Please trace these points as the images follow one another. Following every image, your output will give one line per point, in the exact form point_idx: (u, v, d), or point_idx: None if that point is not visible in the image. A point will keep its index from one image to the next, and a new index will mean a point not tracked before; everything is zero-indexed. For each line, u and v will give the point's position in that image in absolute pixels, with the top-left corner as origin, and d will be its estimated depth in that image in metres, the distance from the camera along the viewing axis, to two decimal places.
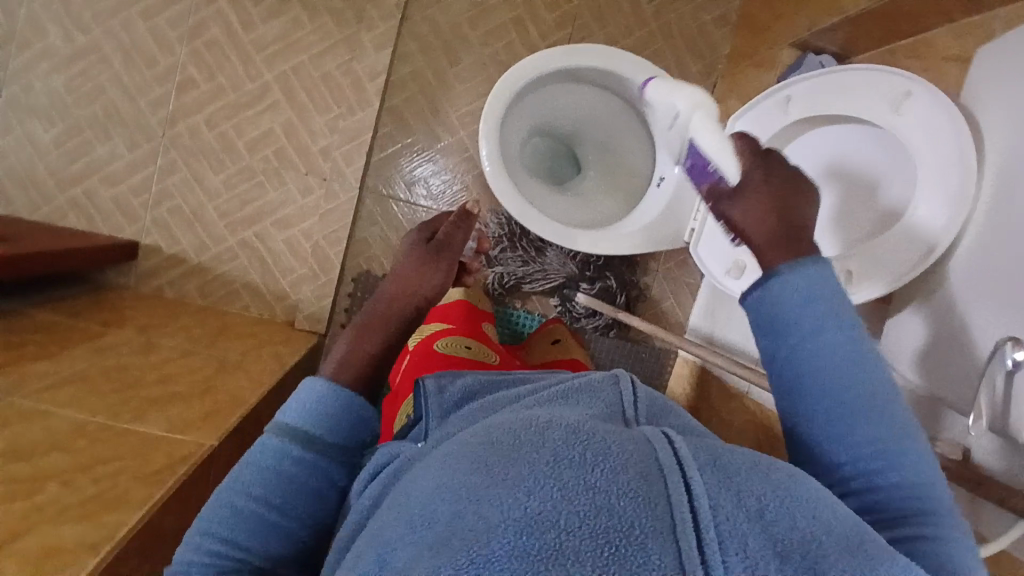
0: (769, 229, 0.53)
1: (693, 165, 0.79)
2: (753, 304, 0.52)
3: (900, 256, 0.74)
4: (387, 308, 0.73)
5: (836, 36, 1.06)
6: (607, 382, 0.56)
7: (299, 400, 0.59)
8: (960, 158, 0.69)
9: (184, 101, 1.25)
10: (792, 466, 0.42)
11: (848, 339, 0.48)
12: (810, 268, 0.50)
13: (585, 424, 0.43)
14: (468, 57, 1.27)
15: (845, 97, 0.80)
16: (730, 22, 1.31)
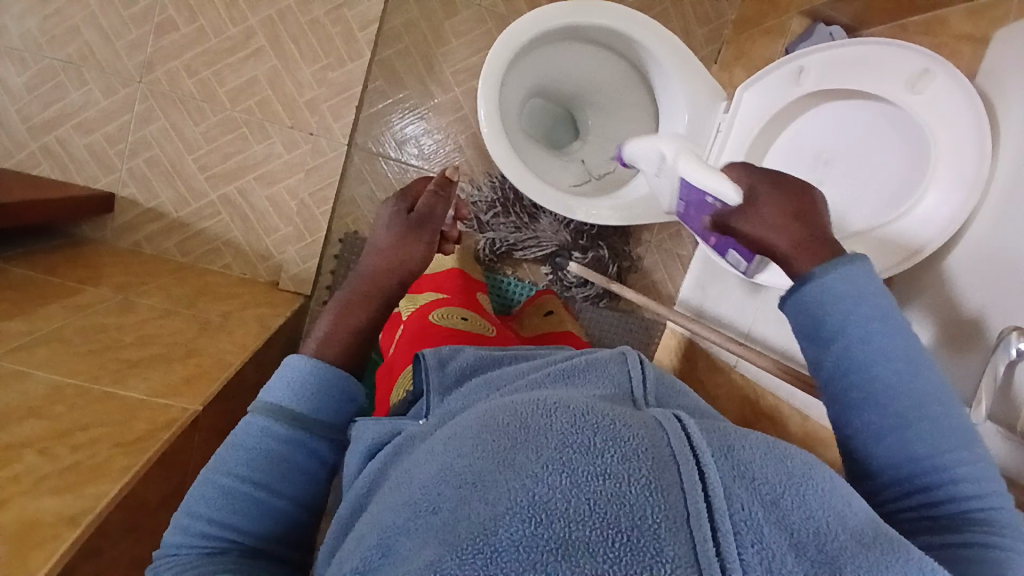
0: (794, 232, 0.52)
1: (685, 202, 0.76)
2: (791, 308, 0.50)
3: (903, 241, 0.73)
4: (372, 280, 0.69)
5: (848, 7, 1.03)
6: (614, 359, 0.55)
7: (283, 380, 0.57)
8: (978, 147, 0.68)
9: (163, 45, 1.18)
10: (808, 452, 0.42)
11: (898, 338, 0.46)
12: (848, 270, 0.48)
13: (594, 405, 0.42)
14: (466, 9, 1.21)
15: (862, 72, 0.77)
16: None
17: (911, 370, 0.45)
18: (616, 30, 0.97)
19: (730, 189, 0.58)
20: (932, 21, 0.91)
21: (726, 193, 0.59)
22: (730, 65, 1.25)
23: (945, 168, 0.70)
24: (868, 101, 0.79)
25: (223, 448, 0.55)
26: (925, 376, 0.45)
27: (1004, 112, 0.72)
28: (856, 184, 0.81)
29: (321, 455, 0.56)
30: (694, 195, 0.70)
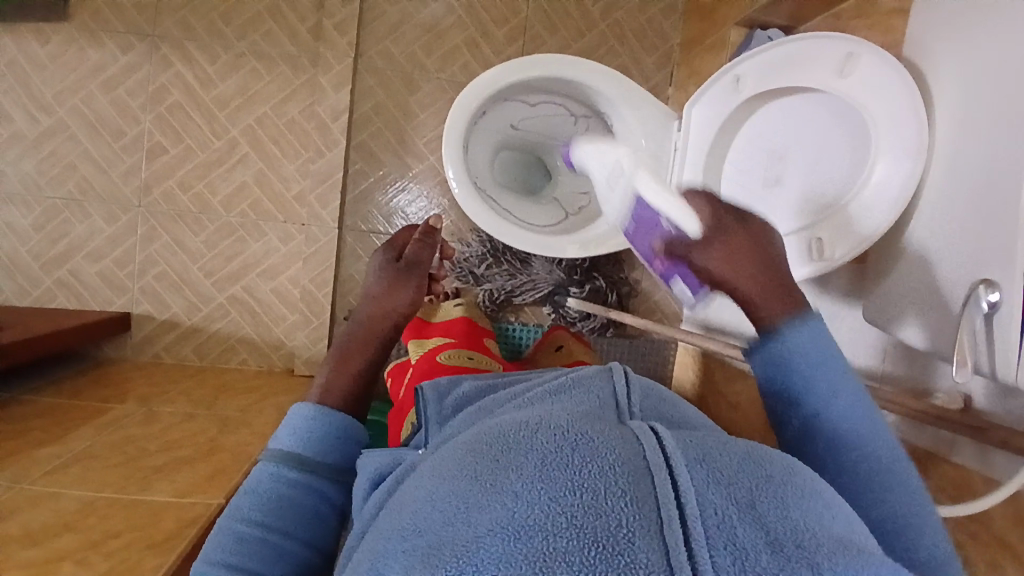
0: (751, 276, 0.52)
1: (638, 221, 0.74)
2: (760, 365, 0.50)
3: (888, 187, 0.71)
4: (366, 328, 0.71)
5: (780, 10, 1.08)
6: (601, 375, 0.56)
7: (289, 428, 0.61)
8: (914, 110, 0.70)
9: (156, 168, 1.27)
10: (788, 456, 0.42)
11: (858, 399, 0.47)
12: (804, 329, 0.49)
13: (574, 423, 0.43)
14: (426, 82, 1.29)
15: (794, 70, 0.81)
16: (678, 10, 1.33)
17: (873, 429, 0.46)
18: (564, 78, 1.03)
19: (691, 217, 0.55)
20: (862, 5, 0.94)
21: (678, 223, 0.58)
22: (685, 85, 1.31)
23: (889, 141, 0.72)
24: (803, 94, 0.82)
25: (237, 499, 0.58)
26: (888, 442, 0.46)
27: (935, 69, 0.72)
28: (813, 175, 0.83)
29: (329, 497, 0.59)
30: (648, 212, 0.68)
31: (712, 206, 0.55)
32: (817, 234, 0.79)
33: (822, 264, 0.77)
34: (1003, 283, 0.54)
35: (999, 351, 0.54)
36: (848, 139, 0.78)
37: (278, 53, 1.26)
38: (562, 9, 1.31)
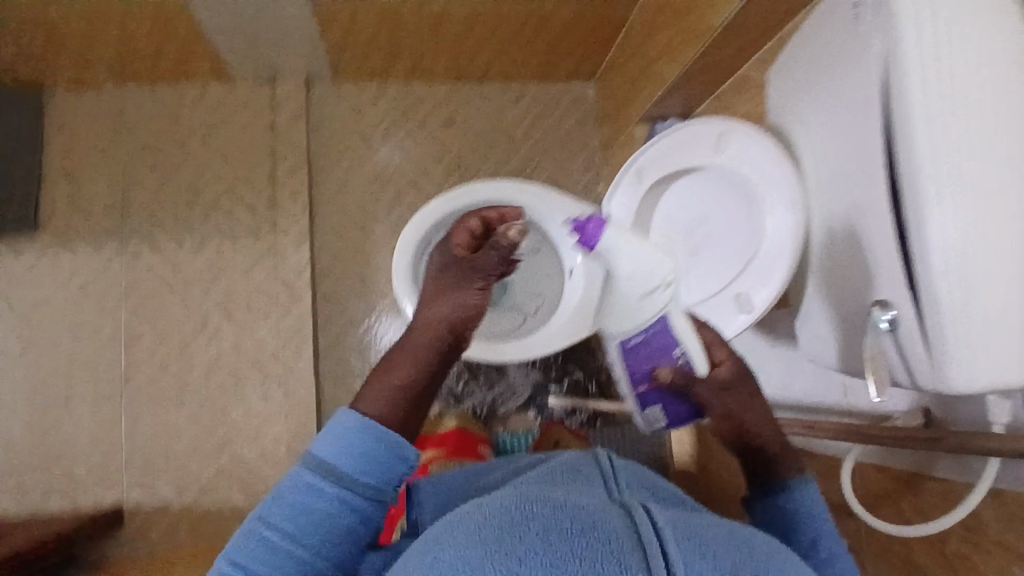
0: (755, 426, 0.71)
1: (648, 340, 0.76)
2: (761, 508, 0.70)
3: (784, 238, 0.78)
4: (423, 333, 0.67)
5: (673, 104, 1.21)
6: (588, 463, 0.63)
7: (333, 437, 0.57)
8: (781, 169, 0.79)
9: (135, 356, 1.33)
10: (766, 538, 0.47)
11: (841, 560, 0.64)
12: (803, 487, 0.67)
13: (571, 499, 0.46)
14: (378, 226, 1.40)
15: (684, 154, 0.90)
16: (591, 119, 1.48)
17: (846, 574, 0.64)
18: (493, 201, 1.12)
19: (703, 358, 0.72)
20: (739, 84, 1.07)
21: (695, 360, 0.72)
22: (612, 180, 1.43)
23: (771, 197, 0.79)
24: (695, 173, 0.92)
25: (275, 495, 0.57)
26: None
27: (787, 126, 0.80)
28: (719, 240, 0.90)
29: (363, 514, 0.56)
30: (665, 338, 0.74)
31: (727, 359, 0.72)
32: (737, 290, 0.84)
33: (751, 314, 0.83)
34: (895, 302, 0.61)
35: (910, 361, 0.61)
36: (743, 203, 0.86)
37: (239, 229, 1.37)
38: (488, 139, 1.46)
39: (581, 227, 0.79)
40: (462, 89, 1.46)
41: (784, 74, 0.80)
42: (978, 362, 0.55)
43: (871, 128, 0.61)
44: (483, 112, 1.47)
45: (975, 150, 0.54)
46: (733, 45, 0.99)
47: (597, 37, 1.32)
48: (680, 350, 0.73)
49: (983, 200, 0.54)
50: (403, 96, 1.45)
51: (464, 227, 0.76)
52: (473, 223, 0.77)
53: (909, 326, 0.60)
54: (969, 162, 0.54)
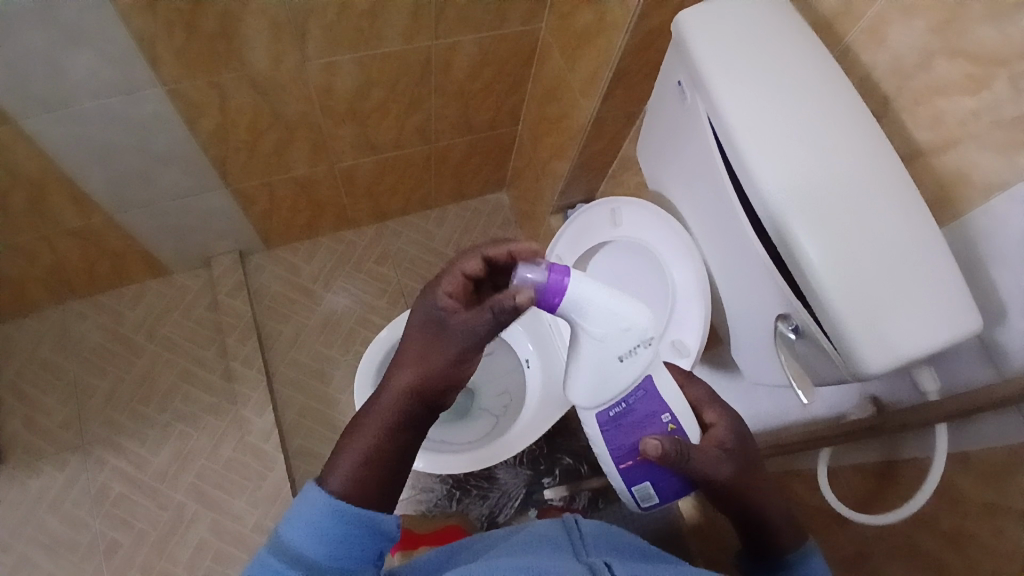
0: (763, 496, 0.71)
1: (629, 411, 0.74)
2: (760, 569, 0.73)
3: (692, 280, 0.87)
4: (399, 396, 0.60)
5: (576, 193, 1.35)
6: (558, 524, 0.65)
7: (300, 522, 0.53)
8: (670, 224, 0.88)
9: (114, 564, 1.26)
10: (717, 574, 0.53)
11: None
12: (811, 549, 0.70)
13: (537, 564, 0.52)
14: (337, 370, 1.44)
15: (589, 235, 1.04)
16: (512, 223, 1.61)
17: None
18: None
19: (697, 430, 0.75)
20: (624, 162, 1.21)
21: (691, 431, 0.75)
22: None
23: (670, 250, 0.89)
24: (606, 249, 1.04)
25: None
26: None
27: (661, 192, 0.94)
28: (644, 299, 0.98)
29: None
30: (652, 404, 0.74)
31: (731, 434, 0.74)
32: (672, 337, 0.91)
33: (688, 357, 0.88)
34: (791, 315, 0.70)
35: (820, 363, 0.69)
36: (653, 262, 0.95)
37: (201, 407, 1.38)
38: (423, 262, 1.55)
39: (543, 286, 0.64)
40: (389, 227, 1.58)
41: (648, 153, 0.95)
42: (873, 344, 0.61)
43: (718, 182, 0.75)
44: (412, 240, 1.57)
45: (806, 172, 0.65)
46: (605, 133, 1.14)
47: (497, 153, 1.48)
48: (667, 415, 0.74)
49: (827, 211, 0.64)
50: (335, 246, 1.55)
51: (461, 271, 0.63)
52: (473, 266, 0.65)
53: (806, 329, 0.68)
54: (805, 182, 0.65)
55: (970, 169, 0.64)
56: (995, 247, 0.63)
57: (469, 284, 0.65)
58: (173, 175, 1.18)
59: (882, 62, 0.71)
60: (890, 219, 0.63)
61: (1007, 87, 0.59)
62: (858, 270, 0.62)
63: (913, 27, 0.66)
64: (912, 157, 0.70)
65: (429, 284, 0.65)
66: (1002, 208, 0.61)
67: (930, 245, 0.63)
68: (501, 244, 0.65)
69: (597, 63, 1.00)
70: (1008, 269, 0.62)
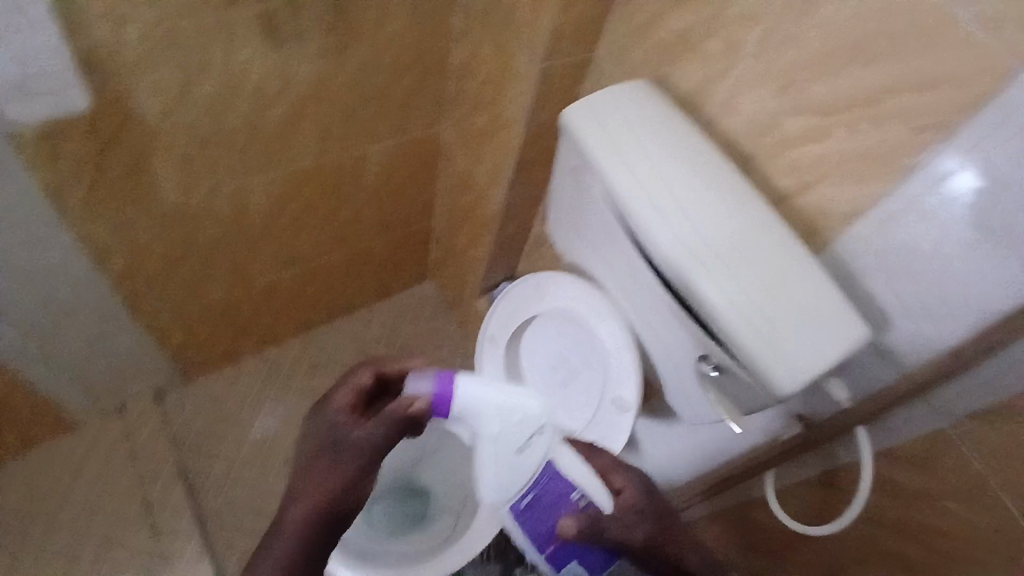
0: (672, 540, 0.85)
1: (540, 493, 0.91)
2: None
3: (619, 338, 0.93)
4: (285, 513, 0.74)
5: (498, 273, 1.41)
6: None
7: None
8: (589, 291, 0.97)
9: None
10: None
11: None
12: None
13: None
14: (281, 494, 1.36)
15: (517, 313, 1.09)
16: (440, 310, 1.64)
17: None
18: None
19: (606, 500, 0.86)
20: (538, 237, 1.29)
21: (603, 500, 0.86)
22: None
23: (595, 315, 0.96)
24: (536, 324, 1.10)
25: None
26: None
27: (575, 260, 1.01)
28: (580, 363, 1.04)
29: None
30: (561, 485, 0.89)
31: (636, 494, 0.85)
32: (613, 395, 0.96)
33: (631, 411, 0.94)
34: (710, 354, 0.78)
35: (744, 393, 0.77)
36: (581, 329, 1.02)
37: (131, 569, 1.25)
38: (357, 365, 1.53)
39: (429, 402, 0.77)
40: (316, 335, 1.56)
41: (556, 227, 1.03)
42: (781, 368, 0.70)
43: (624, 248, 0.84)
44: (342, 344, 1.56)
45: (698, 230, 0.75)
46: (516, 214, 1.22)
47: (415, 248, 1.52)
48: (578, 489, 0.88)
49: (722, 261, 0.73)
50: (261, 364, 1.50)
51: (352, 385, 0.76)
52: (364, 379, 0.77)
53: (726, 366, 0.76)
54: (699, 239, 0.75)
55: (832, 203, 0.75)
56: (865, 265, 0.74)
57: (364, 397, 0.77)
58: (81, 321, 1.13)
59: (739, 125, 0.82)
60: (778, 259, 0.73)
61: (844, 134, 0.71)
62: (754, 305, 0.71)
63: (758, 94, 0.78)
64: (783, 199, 0.81)
65: (327, 397, 0.78)
66: (864, 234, 0.73)
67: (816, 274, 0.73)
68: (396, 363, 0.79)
69: (501, 154, 1.10)
70: (881, 283, 0.73)
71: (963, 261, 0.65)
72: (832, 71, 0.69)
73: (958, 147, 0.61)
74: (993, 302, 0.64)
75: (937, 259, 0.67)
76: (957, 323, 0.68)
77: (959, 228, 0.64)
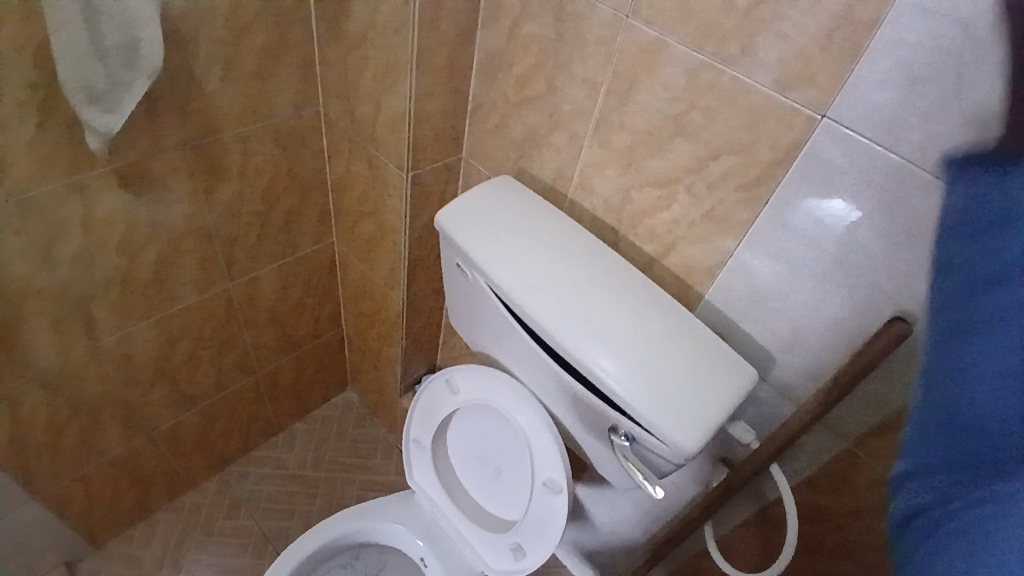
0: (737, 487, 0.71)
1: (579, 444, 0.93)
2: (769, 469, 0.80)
3: (536, 421, 0.92)
4: None
5: (416, 370, 1.39)
6: None
7: None
8: (498, 377, 0.95)
9: None
10: None
11: None
12: None
13: None
14: None
15: (433, 410, 1.07)
16: (366, 417, 1.59)
17: None
18: (304, 557, 1.07)
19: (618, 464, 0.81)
20: (448, 329, 1.30)
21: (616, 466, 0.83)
22: None
23: (508, 402, 0.94)
24: (455, 417, 1.08)
25: None
26: None
27: (480, 348, 1.01)
28: (505, 451, 1.01)
29: None
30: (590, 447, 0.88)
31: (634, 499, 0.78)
32: (542, 479, 0.93)
33: (563, 492, 0.91)
34: (617, 425, 0.78)
35: (658, 457, 0.76)
36: (498, 417, 1.00)
37: None
38: (286, 493, 1.45)
39: None
40: (233, 471, 1.46)
41: (457, 320, 1.04)
42: (686, 430, 0.70)
43: (517, 335, 0.85)
44: (266, 475, 1.47)
45: (590, 308, 0.77)
46: (420, 310, 1.23)
47: (329, 358, 1.49)
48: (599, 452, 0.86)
49: (617, 334, 0.75)
50: (176, 517, 1.37)
51: None
52: None
53: (635, 435, 0.76)
54: (595, 319, 0.76)
55: (693, 260, 0.81)
56: (737, 311, 0.79)
57: None
58: None
59: (598, 204, 0.88)
60: (667, 329, 0.77)
61: (685, 200, 0.77)
62: (644, 366, 0.73)
63: (607, 174, 0.84)
64: (652, 264, 0.86)
65: None
66: (726, 281, 0.78)
67: (704, 338, 0.77)
68: None
69: (392, 259, 1.12)
70: (754, 325, 0.78)
71: (812, 295, 0.71)
72: (654, 149, 0.77)
73: (777, 199, 0.69)
74: (846, 324, 0.69)
75: (792, 296, 0.73)
76: (827, 352, 0.72)
77: (795, 264, 0.71)
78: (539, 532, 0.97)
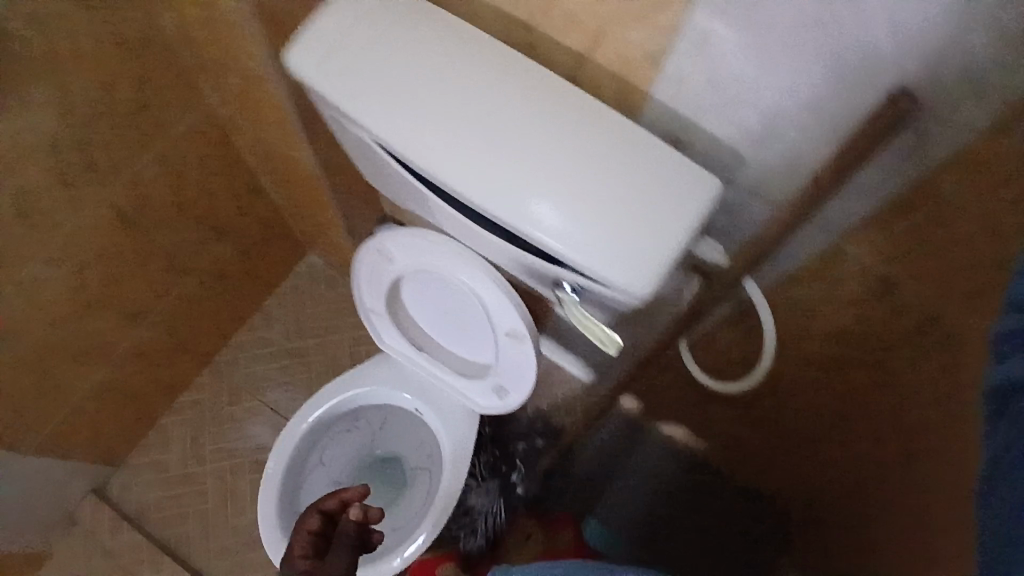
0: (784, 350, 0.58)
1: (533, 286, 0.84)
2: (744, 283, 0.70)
3: (480, 278, 0.82)
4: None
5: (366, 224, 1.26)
6: None
7: None
8: (427, 238, 0.83)
9: None
10: None
11: None
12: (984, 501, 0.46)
13: None
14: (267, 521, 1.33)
15: (377, 280, 0.97)
16: (337, 276, 1.51)
17: None
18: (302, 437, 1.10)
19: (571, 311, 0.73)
20: None
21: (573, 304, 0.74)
22: None
23: (445, 263, 0.83)
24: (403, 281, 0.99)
25: None
26: None
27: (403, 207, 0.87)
28: (461, 307, 0.94)
29: None
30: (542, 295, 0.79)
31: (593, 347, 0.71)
32: (503, 330, 0.87)
33: (527, 339, 0.86)
34: (561, 277, 0.67)
35: (615, 302, 0.67)
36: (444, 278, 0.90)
37: None
38: (280, 368, 1.44)
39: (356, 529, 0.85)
40: (221, 360, 1.45)
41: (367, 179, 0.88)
42: (640, 275, 0.60)
43: (427, 196, 0.70)
44: (254, 355, 1.45)
45: (500, 140, 0.61)
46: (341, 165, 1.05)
47: (271, 230, 1.36)
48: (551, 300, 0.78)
49: (537, 169, 0.61)
50: (183, 414, 1.41)
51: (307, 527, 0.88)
52: (312, 522, 0.89)
53: (584, 286, 0.66)
54: (507, 155, 0.61)
55: (630, 52, 0.61)
56: (693, 109, 0.61)
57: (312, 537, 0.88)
58: None
59: None
60: (604, 153, 0.61)
61: None
62: (576, 204, 0.60)
63: None
64: (582, 64, 0.66)
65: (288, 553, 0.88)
66: (674, 71, 0.59)
67: (655, 157, 0.61)
68: (334, 497, 0.91)
69: (280, 116, 0.91)
70: (716, 121, 0.61)
71: (786, 73, 0.52)
72: None
73: None
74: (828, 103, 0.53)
75: (762, 78, 0.54)
76: (806, 141, 0.57)
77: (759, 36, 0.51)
78: (515, 375, 0.94)
